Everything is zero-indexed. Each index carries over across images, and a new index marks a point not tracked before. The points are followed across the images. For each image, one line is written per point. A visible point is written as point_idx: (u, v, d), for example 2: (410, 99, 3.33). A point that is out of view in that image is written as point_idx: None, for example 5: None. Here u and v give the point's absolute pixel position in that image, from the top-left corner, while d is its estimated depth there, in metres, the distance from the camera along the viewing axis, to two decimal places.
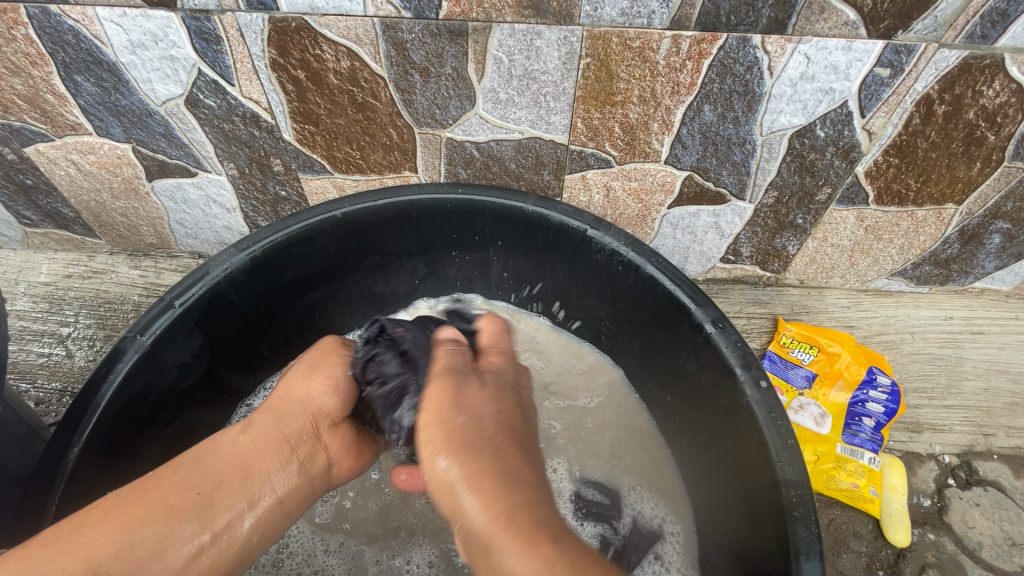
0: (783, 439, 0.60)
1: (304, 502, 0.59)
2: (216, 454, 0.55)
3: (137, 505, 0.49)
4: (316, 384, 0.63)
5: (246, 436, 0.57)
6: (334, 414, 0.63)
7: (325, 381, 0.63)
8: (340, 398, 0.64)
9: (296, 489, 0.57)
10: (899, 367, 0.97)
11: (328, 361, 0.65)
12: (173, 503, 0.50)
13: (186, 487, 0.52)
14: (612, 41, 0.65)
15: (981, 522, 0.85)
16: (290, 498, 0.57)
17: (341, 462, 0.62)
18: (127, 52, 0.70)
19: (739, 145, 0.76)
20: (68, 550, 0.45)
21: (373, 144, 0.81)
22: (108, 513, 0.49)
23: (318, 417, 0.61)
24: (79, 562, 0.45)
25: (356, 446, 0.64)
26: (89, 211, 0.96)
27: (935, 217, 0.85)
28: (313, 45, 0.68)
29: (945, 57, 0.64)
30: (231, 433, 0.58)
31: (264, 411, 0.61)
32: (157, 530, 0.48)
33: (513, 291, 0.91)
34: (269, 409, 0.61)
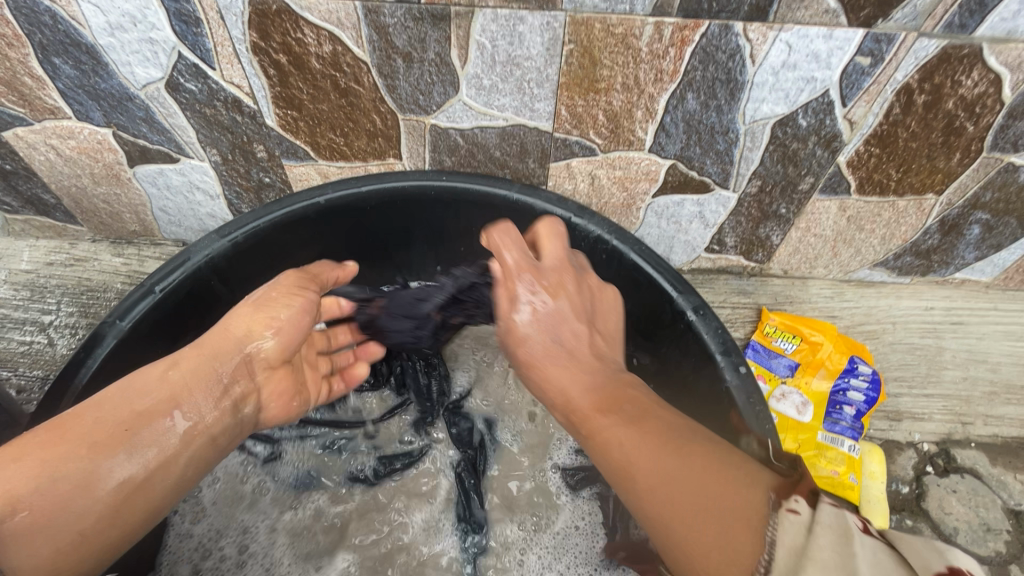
0: (761, 424, 0.61)
1: (232, 439, 0.63)
2: (145, 389, 0.56)
3: (58, 442, 0.51)
4: (256, 327, 0.63)
5: (175, 372, 0.58)
6: (274, 357, 0.65)
7: (267, 320, 0.63)
8: (283, 343, 0.65)
9: (225, 428, 0.61)
10: (880, 357, 0.98)
11: (272, 303, 0.64)
12: (98, 439, 0.52)
13: (112, 424, 0.53)
14: (595, 26, 0.65)
15: (957, 508, 0.86)
16: (222, 435, 0.61)
17: (271, 402, 0.67)
18: (106, 34, 0.69)
19: (722, 133, 0.76)
20: None
21: (357, 131, 0.80)
22: (26, 451, 0.49)
23: (256, 355, 0.63)
24: None
25: (290, 391, 0.70)
26: (70, 198, 0.95)
27: (916, 207, 0.85)
28: (295, 29, 0.68)
29: (925, 46, 0.64)
30: (159, 366, 0.59)
31: (199, 347, 0.61)
32: (80, 466, 0.51)
33: None
34: (205, 346, 0.61)
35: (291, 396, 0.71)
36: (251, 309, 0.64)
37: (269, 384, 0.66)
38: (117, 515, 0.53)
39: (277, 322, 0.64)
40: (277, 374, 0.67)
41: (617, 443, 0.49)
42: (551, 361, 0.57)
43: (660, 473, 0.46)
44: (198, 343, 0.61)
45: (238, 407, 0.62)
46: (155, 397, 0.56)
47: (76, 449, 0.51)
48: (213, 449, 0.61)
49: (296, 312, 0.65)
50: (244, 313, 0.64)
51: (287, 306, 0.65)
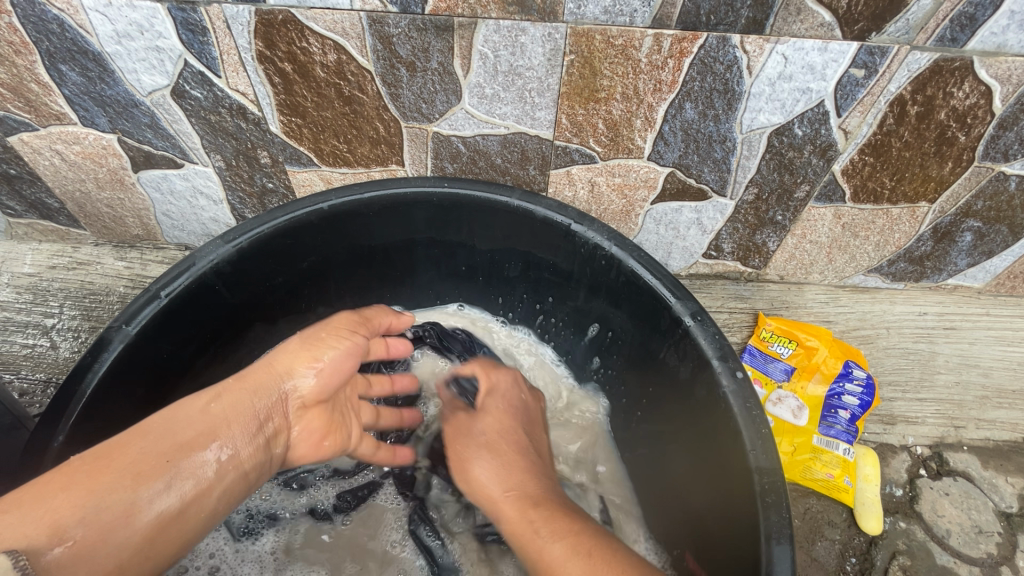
0: (756, 428, 0.62)
1: (261, 479, 0.61)
2: (187, 420, 0.55)
3: (103, 471, 0.48)
4: (299, 365, 0.65)
5: (217, 404, 0.58)
6: (311, 397, 0.65)
7: (311, 359, 0.65)
8: (322, 382, 0.66)
9: (259, 464, 0.60)
10: (874, 361, 0.99)
11: (320, 342, 0.67)
12: (142, 469, 0.50)
13: (156, 454, 0.51)
14: (595, 38, 0.67)
15: (950, 510, 0.88)
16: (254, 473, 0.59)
17: (302, 446, 0.65)
18: (113, 42, 0.70)
19: (719, 142, 0.78)
20: (27, 517, 0.44)
21: (360, 138, 0.82)
22: (70, 480, 0.47)
23: (295, 394, 0.64)
24: (41, 527, 0.43)
25: (324, 431, 0.68)
26: (74, 202, 0.96)
27: (910, 215, 0.87)
28: (300, 38, 0.69)
29: (917, 59, 0.66)
30: (201, 399, 0.58)
31: (240, 379, 0.62)
32: (124, 495, 0.48)
33: (497, 285, 0.93)
34: (245, 378, 0.62)
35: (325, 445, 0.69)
36: (298, 346, 0.66)
37: (304, 423, 0.65)
38: (153, 549, 0.49)
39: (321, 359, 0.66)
40: (312, 415, 0.66)
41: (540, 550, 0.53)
42: (478, 450, 0.68)
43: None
44: (239, 376, 0.62)
45: (270, 444, 0.61)
46: (197, 427, 0.55)
47: (120, 479, 0.49)
48: (243, 487, 0.58)
49: (342, 353, 0.68)
50: (290, 349, 0.66)
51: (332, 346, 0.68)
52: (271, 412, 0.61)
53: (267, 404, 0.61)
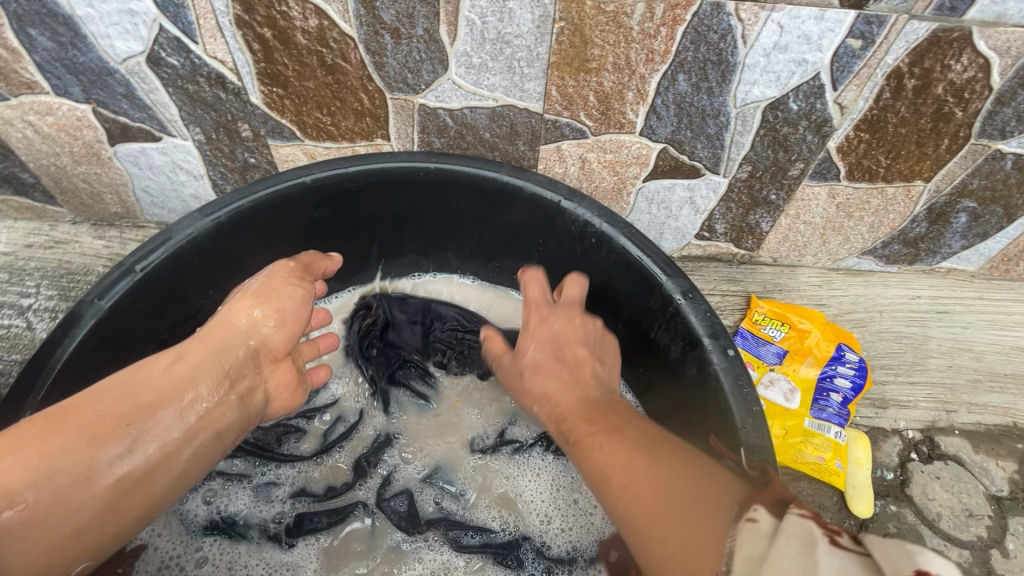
0: (748, 406, 0.61)
1: (241, 432, 0.62)
2: (143, 393, 0.55)
3: (56, 434, 0.50)
4: (260, 318, 0.65)
5: (179, 364, 0.59)
6: (280, 350, 0.66)
7: (270, 313, 0.65)
8: (286, 332, 0.66)
9: (232, 422, 0.60)
10: (866, 344, 0.98)
11: (275, 294, 0.66)
12: (97, 431, 0.52)
13: (112, 416, 0.53)
14: (586, 4, 0.64)
15: (941, 494, 0.87)
16: (225, 429, 0.59)
17: (280, 397, 0.68)
18: (84, 4, 0.67)
19: (713, 117, 0.76)
20: None
21: (344, 110, 0.79)
22: (21, 441, 0.49)
23: (264, 347, 0.65)
24: None
25: (294, 382, 0.69)
26: (49, 177, 0.93)
27: (905, 195, 0.86)
28: (280, 2, 0.66)
29: (915, 29, 0.64)
30: (164, 359, 0.59)
31: (203, 338, 0.62)
32: (80, 457, 0.50)
33: (486, 269, 0.92)
34: (208, 338, 0.62)
35: (297, 394, 0.70)
36: (252, 301, 0.65)
37: (276, 377, 0.66)
38: (114, 511, 0.52)
39: (284, 314, 0.66)
40: (282, 368, 0.67)
41: (602, 445, 0.56)
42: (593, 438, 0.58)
43: (634, 470, 0.51)
44: (202, 335, 0.62)
45: (246, 399, 0.62)
46: (149, 406, 0.55)
47: (75, 439, 0.50)
48: (226, 442, 0.61)
49: (297, 301, 0.68)
50: (246, 303, 0.65)
51: (289, 297, 0.67)
52: (241, 369, 0.62)
53: (233, 363, 0.62)
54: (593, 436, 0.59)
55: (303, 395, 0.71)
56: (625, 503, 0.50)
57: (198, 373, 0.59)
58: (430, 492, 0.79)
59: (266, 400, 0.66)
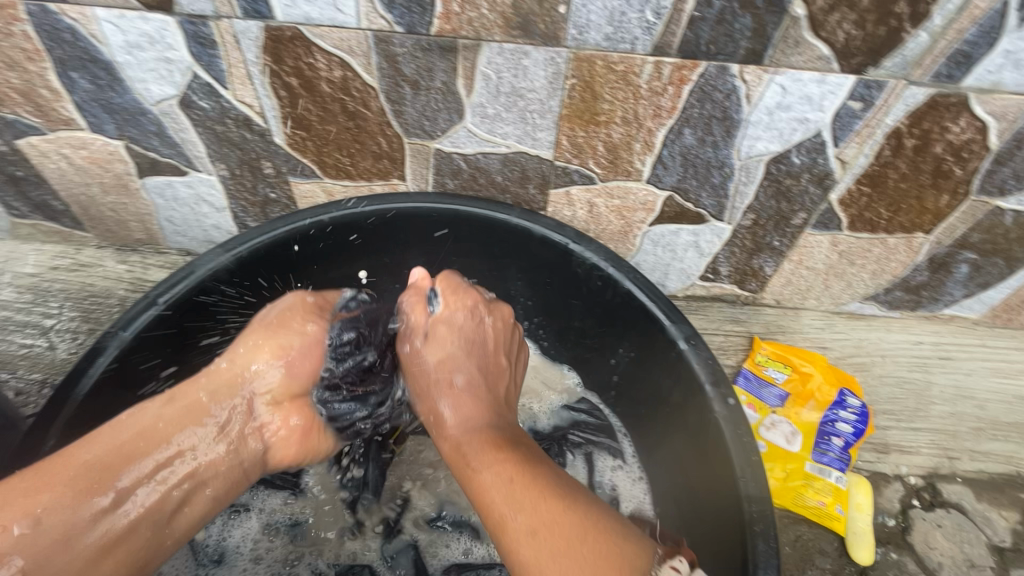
0: (747, 454, 0.62)
1: (234, 482, 0.62)
2: (134, 439, 0.56)
3: (44, 487, 0.50)
4: (260, 355, 0.64)
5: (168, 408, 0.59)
6: (279, 392, 0.65)
7: (275, 350, 0.65)
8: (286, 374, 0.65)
9: (222, 471, 0.60)
10: (869, 389, 0.99)
11: (280, 331, 0.66)
12: (84, 483, 0.52)
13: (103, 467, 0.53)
14: (597, 63, 0.68)
15: (943, 543, 0.87)
16: (215, 472, 0.59)
17: (277, 446, 0.65)
18: (124, 52, 0.72)
19: (718, 168, 0.79)
20: None
21: (363, 152, 0.83)
22: (11, 495, 0.49)
23: (259, 390, 0.64)
24: None
25: (304, 429, 0.66)
26: (79, 205, 0.97)
27: (906, 245, 0.87)
28: (307, 54, 0.70)
29: (913, 94, 0.67)
30: (152, 406, 0.59)
31: (199, 383, 0.62)
32: (69, 510, 0.50)
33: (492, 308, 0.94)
34: (205, 382, 0.62)
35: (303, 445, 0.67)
36: (255, 341, 0.65)
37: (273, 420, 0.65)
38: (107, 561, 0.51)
39: (290, 351, 0.66)
40: (284, 411, 0.65)
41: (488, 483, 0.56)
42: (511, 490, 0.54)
43: (540, 519, 0.52)
44: (199, 380, 0.62)
45: (238, 446, 0.62)
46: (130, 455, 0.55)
47: (65, 492, 0.50)
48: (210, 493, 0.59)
49: (306, 341, 0.67)
50: (254, 338, 0.66)
51: (297, 333, 0.67)
52: (233, 416, 0.62)
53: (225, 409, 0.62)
54: (498, 467, 0.57)
55: (321, 436, 0.68)
56: (523, 546, 0.51)
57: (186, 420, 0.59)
58: (433, 538, 0.80)
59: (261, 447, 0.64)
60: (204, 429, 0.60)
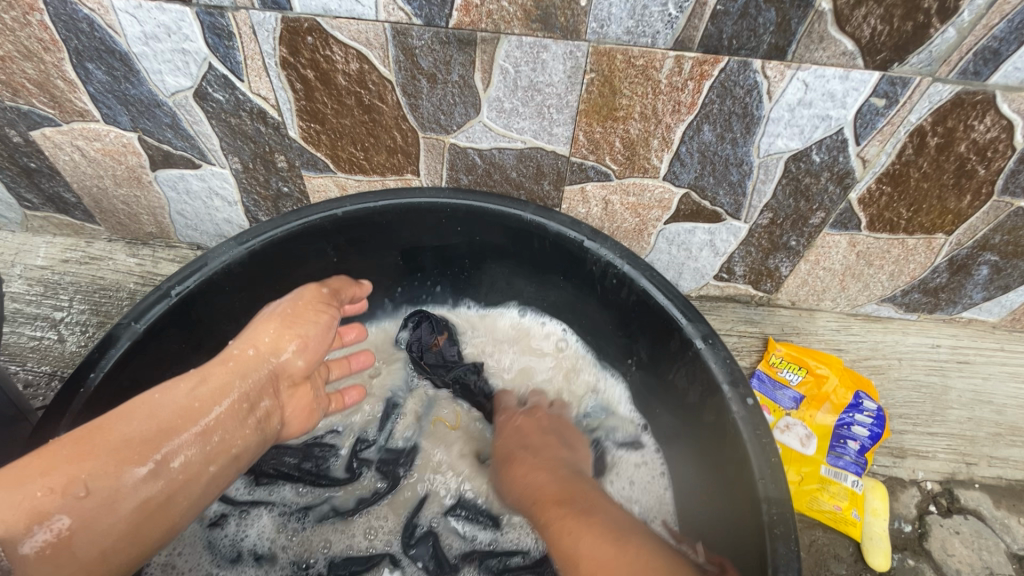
0: (766, 456, 0.61)
1: (254, 455, 0.64)
2: (172, 413, 0.56)
3: (87, 456, 0.50)
4: (284, 342, 0.67)
5: (203, 387, 0.60)
6: (295, 373, 0.69)
7: (294, 338, 0.68)
8: (305, 359, 0.69)
9: (248, 446, 0.62)
10: (885, 392, 0.98)
11: (301, 319, 0.69)
12: (125, 453, 0.52)
13: (142, 436, 0.53)
14: (617, 57, 0.67)
15: (961, 550, 0.85)
16: (240, 452, 0.61)
17: (290, 420, 0.70)
18: (140, 43, 0.72)
19: (736, 165, 0.78)
20: (10, 500, 0.46)
21: (377, 146, 0.82)
22: (52, 464, 0.49)
23: (280, 371, 0.67)
24: (21, 514, 0.46)
25: (310, 407, 0.73)
26: (91, 197, 0.97)
27: (926, 246, 0.86)
28: (324, 47, 0.70)
29: (939, 91, 0.65)
30: (185, 383, 0.59)
31: (226, 362, 0.64)
32: (109, 479, 0.50)
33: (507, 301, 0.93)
34: (232, 362, 0.64)
35: (309, 417, 0.73)
36: (276, 325, 0.68)
37: (291, 401, 0.70)
38: (140, 528, 0.52)
39: (308, 341, 0.69)
40: (298, 392, 0.71)
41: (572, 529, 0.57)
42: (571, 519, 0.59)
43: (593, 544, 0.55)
44: (226, 359, 0.64)
45: (261, 423, 0.64)
46: (172, 430, 0.55)
47: (105, 462, 0.51)
48: (235, 467, 0.61)
49: (320, 329, 0.71)
50: (271, 328, 0.68)
51: (313, 323, 0.70)
52: (259, 392, 0.64)
53: (254, 385, 0.64)
54: (563, 519, 0.59)
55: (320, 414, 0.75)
56: (579, 544, 0.55)
57: (220, 397, 0.60)
58: (450, 532, 0.77)
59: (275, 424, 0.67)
60: (232, 407, 0.60)
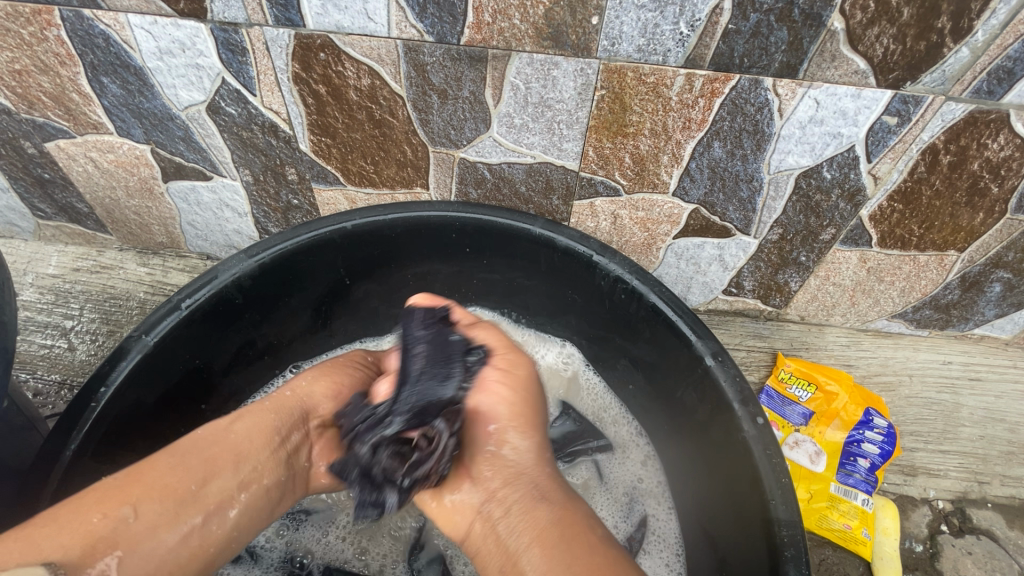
0: (777, 476, 0.60)
1: (285, 495, 0.61)
2: (214, 449, 0.56)
3: (134, 486, 0.51)
4: (318, 386, 0.67)
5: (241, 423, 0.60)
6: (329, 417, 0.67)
7: (329, 384, 0.67)
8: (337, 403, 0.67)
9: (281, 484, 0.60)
10: (896, 410, 0.97)
11: (336, 370, 0.69)
12: (171, 486, 0.52)
13: (185, 472, 0.53)
14: (627, 75, 0.67)
15: (973, 571, 0.84)
16: (272, 488, 0.59)
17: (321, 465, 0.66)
18: (155, 58, 0.72)
19: (746, 181, 0.77)
20: (65, 528, 0.46)
21: (387, 160, 0.82)
22: (103, 496, 0.49)
23: (316, 414, 0.65)
24: (77, 539, 0.46)
25: None
26: (103, 207, 0.98)
27: (938, 263, 0.85)
28: (337, 62, 0.70)
29: (952, 109, 0.65)
30: (225, 421, 0.60)
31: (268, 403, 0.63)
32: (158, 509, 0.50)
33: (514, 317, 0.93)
34: (272, 402, 0.63)
35: None
36: (313, 372, 0.68)
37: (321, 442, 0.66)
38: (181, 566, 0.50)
39: (341, 387, 0.68)
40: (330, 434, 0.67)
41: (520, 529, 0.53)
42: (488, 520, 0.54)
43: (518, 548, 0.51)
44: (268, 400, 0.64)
45: (293, 460, 0.62)
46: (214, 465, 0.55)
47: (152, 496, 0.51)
48: (267, 504, 0.59)
49: (355, 379, 0.70)
50: (308, 374, 0.68)
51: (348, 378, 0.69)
52: (293, 429, 0.63)
53: (288, 421, 0.63)
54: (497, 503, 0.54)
55: None
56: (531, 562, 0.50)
57: (257, 437, 0.59)
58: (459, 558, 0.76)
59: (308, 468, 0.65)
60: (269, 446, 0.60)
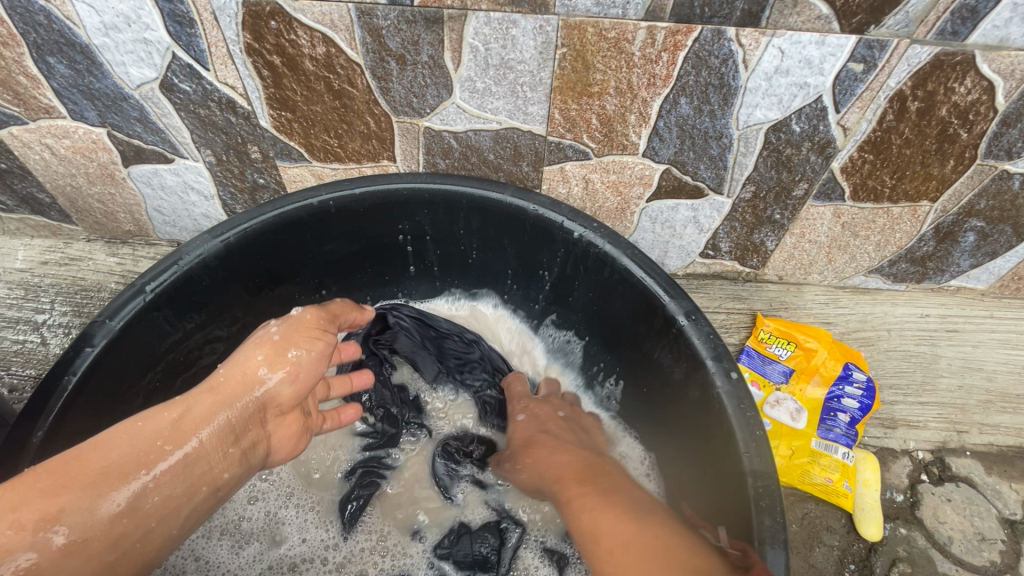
0: (751, 430, 0.60)
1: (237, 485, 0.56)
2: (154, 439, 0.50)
3: (60, 490, 0.45)
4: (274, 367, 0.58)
5: (188, 419, 0.52)
6: (286, 402, 0.60)
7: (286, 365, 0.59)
8: (297, 388, 0.59)
9: (233, 478, 0.55)
10: (874, 363, 0.97)
11: (296, 343, 0.60)
12: (102, 476, 0.47)
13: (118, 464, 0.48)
14: (587, 30, 0.65)
15: (952, 517, 0.85)
16: (227, 484, 0.55)
17: (281, 449, 0.61)
18: (100, 34, 0.70)
19: (715, 138, 0.76)
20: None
21: (351, 133, 0.81)
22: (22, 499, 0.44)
23: (270, 401, 0.58)
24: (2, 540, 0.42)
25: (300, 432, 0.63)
26: (65, 197, 0.95)
27: (911, 214, 0.85)
28: (288, 31, 0.68)
29: (917, 53, 0.64)
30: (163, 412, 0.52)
31: (211, 390, 0.55)
32: (83, 514, 0.45)
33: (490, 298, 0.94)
34: (217, 390, 0.55)
35: (302, 441, 0.64)
36: (266, 351, 0.59)
37: (279, 429, 0.60)
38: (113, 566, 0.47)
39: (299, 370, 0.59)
40: (289, 420, 0.61)
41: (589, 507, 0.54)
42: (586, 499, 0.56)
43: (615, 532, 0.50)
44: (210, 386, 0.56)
45: (248, 454, 0.56)
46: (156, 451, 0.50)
47: (80, 495, 0.46)
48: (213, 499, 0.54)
49: (315, 357, 0.61)
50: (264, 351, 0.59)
51: (309, 352, 0.60)
52: (248, 424, 0.56)
53: (242, 415, 0.55)
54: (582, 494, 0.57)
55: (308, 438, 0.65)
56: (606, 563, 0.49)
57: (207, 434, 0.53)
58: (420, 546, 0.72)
59: (265, 454, 0.59)
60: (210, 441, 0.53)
